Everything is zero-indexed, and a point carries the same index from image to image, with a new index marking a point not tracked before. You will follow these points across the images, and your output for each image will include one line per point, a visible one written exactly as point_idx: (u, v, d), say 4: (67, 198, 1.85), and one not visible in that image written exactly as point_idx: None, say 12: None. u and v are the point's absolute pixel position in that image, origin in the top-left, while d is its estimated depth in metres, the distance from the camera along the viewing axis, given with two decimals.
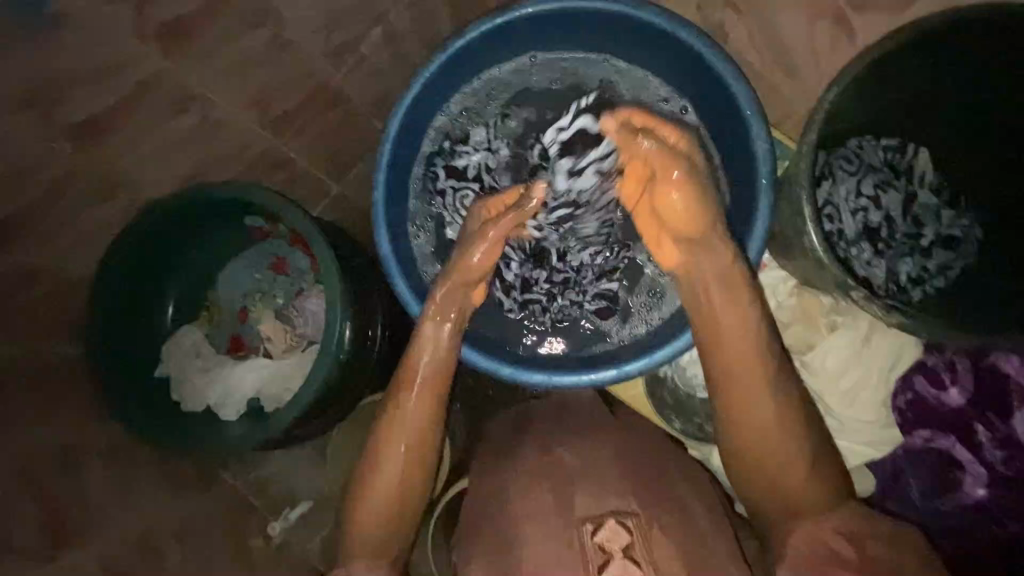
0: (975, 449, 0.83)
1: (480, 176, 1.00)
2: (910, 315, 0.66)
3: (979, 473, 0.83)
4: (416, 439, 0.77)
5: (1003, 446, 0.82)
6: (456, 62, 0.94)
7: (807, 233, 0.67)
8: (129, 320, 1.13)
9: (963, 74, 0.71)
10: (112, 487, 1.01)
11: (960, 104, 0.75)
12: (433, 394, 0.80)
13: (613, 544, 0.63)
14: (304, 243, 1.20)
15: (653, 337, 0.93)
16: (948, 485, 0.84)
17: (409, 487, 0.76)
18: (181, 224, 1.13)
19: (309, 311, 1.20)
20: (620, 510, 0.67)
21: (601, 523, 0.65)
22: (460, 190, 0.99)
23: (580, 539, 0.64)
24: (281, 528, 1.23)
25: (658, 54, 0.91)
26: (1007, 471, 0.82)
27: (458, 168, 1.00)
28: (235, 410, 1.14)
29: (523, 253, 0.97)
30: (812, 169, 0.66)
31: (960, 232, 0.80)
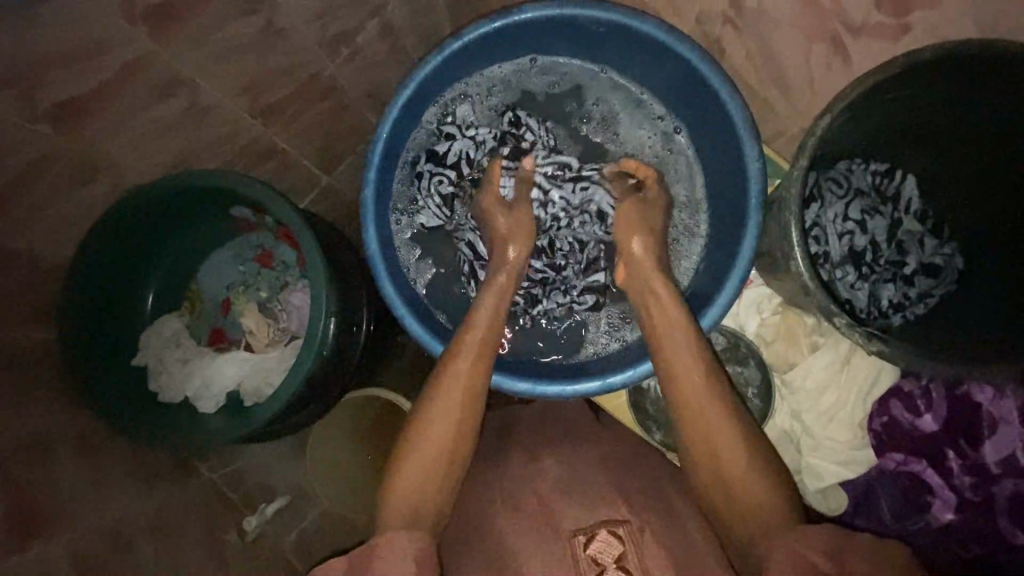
0: (945, 474, 0.84)
1: (458, 164, 0.98)
2: (892, 344, 0.65)
3: (948, 497, 0.84)
4: (463, 410, 0.75)
5: (973, 472, 0.82)
6: (454, 59, 0.92)
7: (794, 257, 0.67)
8: (107, 307, 1.11)
9: (959, 102, 0.68)
10: (87, 477, 0.99)
11: (953, 132, 0.73)
12: (479, 370, 0.78)
13: (606, 556, 0.64)
14: (292, 238, 1.17)
15: (624, 353, 0.93)
16: (919, 507, 0.85)
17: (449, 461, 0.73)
18: (171, 210, 1.11)
19: (294, 306, 1.17)
20: (610, 519, 0.68)
21: (592, 535, 0.65)
22: (437, 175, 0.98)
23: (573, 553, 0.65)
24: (257, 523, 1.20)
25: (657, 73, 0.92)
26: (975, 497, 0.83)
27: (439, 153, 0.98)
28: (213, 402, 1.12)
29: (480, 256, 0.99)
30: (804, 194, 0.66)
31: (942, 260, 0.82)
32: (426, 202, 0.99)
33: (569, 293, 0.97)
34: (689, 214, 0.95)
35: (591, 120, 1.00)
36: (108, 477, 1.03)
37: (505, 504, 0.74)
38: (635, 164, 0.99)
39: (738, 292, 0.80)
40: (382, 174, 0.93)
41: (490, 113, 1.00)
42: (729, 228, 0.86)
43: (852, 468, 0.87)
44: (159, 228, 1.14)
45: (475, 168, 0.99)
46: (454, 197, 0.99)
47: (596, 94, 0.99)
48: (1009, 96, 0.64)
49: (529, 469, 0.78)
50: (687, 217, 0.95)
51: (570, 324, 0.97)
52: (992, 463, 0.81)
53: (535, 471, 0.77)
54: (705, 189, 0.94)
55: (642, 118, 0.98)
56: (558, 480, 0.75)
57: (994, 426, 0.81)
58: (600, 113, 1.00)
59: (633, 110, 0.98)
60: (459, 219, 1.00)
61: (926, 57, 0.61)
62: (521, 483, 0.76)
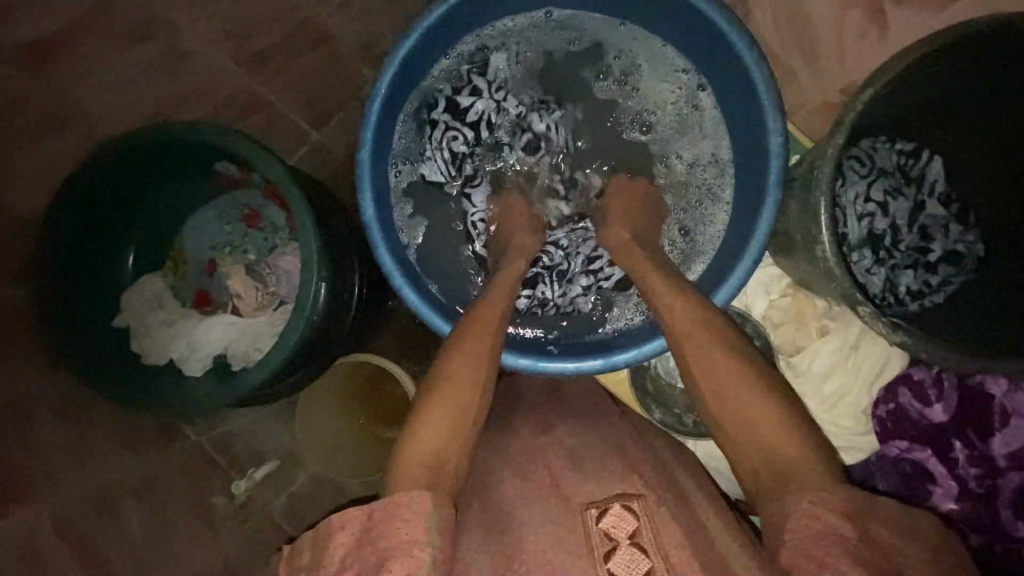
0: (950, 464, 0.83)
1: (478, 123, 0.93)
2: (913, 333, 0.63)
3: (950, 487, 0.83)
4: (478, 371, 0.71)
5: (979, 463, 0.82)
6: (461, 10, 0.86)
7: (820, 240, 0.64)
8: (84, 264, 1.05)
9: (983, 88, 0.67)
10: (69, 440, 0.97)
11: (976, 118, 0.72)
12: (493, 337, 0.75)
13: (619, 531, 0.63)
14: (279, 197, 1.09)
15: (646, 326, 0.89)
16: (920, 496, 0.83)
17: (465, 420, 0.67)
18: (153, 162, 1.04)
19: (283, 270, 1.12)
20: (625, 493, 0.67)
21: (605, 509, 0.65)
22: (452, 129, 0.92)
23: (585, 525, 0.65)
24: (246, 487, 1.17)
25: (679, 30, 0.86)
26: (979, 489, 0.82)
27: (461, 106, 0.92)
28: (200, 366, 1.08)
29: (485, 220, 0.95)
30: (835, 175, 0.63)
31: (965, 247, 0.78)
32: (444, 162, 0.94)
33: (587, 268, 0.95)
34: (705, 171, 0.91)
35: (609, 75, 0.94)
36: (92, 440, 1.00)
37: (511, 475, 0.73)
38: (654, 120, 0.94)
39: (752, 272, 0.78)
40: (381, 132, 0.87)
41: (507, 68, 0.94)
42: (744, 204, 0.83)
43: (851, 453, 0.87)
44: (138, 182, 1.07)
45: (493, 131, 0.94)
46: (473, 162, 0.95)
47: (617, 47, 0.93)
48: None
49: (533, 441, 0.76)
50: (713, 178, 0.90)
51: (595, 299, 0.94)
52: (998, 456, 0.82)
53: (540, 443, 0.76)
54: (731, 154, 0.89)
55: (665, 72, 0.91)
56: (564, 453, 0.74)
57: (1005, 418, 0.81)
58: (623, 69, 0.93)
59: (656, 63, 0.92)
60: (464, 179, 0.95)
61: (942, 44, 0.59)
62: (526, 455, 0.75)
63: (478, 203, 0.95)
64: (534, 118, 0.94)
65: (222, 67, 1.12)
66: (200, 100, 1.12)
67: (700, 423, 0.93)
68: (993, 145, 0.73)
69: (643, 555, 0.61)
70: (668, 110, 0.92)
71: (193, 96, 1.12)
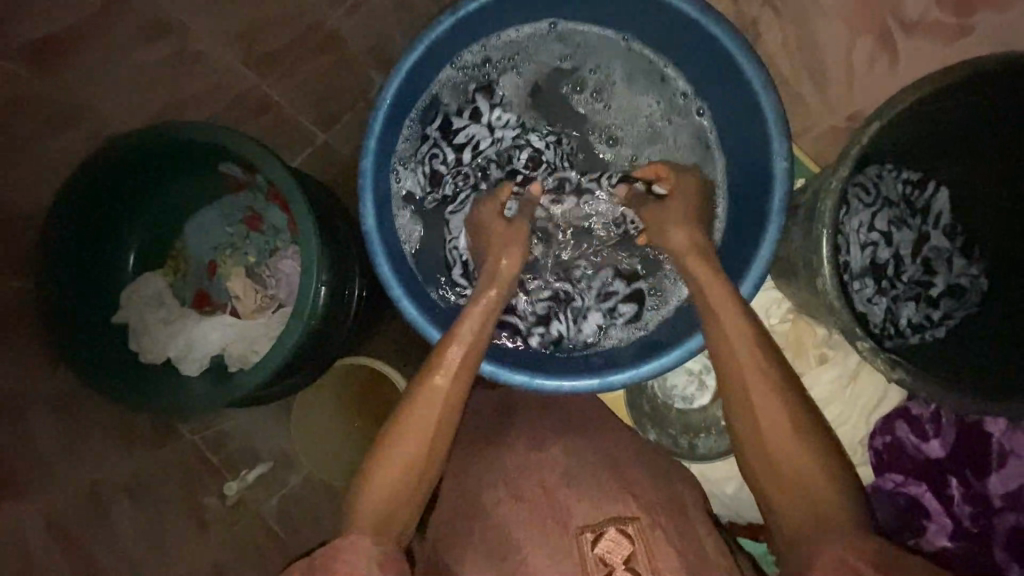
0: (945, 501, 0.82)
1: (465, 145, 0.93)
2: (915, 371, 0.62)
3: (944, 524, 0.81)
4: (444, 415, 0.70)
5: (973, 503, 0.81)
6: (465, 24, 0.85)
7: (822, 272, 0.63)
8: (84, 258, 1.05)
9: (990, 126, 0.67)
10: (66, 437, 0.97)
11: (981, 152, 0.72)
12: (465, 375, 0.72)
13: (614, 557, 0.64)
14: (282, 200, 1.09)
15: (653, 342, 0.87)
16: (911, 531, 0.82)
17: (426, 461, 0.68)
18: (155, 160, 1.04)
19: (283, 273, 1.12)
20: (621, 517, 0.68)
21: (601, 533, 0.66)
22: (440, 146, 0.92)
23: (581, 549, 0.66)
24: (238, 488, 1.17)
25: (683, 52, 0.86)
26: (973, 528, 0.81)
27: (453, 127, 0.92)
28: (196, 366, 1.08)
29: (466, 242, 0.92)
30: (839, 206, 0.63)
31: (968, 282, 0.77)
32: (424, 183, 0.93)
33: (598, 302, 0.93)
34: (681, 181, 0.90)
35: (584, 87, 0.94)
36: (84, 437, 1.00)
37: (507, 492, 0.73)
38: (618, 132, 0.94)
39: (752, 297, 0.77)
40: (384, 141, 0.86)
41: (508, 87, 0.94)
42: (745, 231, 0.82)
43: None
44: (140, 180, 1.07)
45: (479, 156, 0.93)
46: (459, 184, 0.93)
47: (595, 61, 0.93)
48: None
49: (529, 459, 0.76)
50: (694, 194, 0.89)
51: (596, 317, 0.92)
52: (995, 496, 0.80)
53: (536, 461, 0.76)
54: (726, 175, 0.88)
55: (651, 87, 0.92)
56: (560, 472, 0.74)
57: (1002, 460, 0.80)
58: (615, 87, 0.93)
59: (638, 80, 0.92)
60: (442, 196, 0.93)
61: (954, 80, 0.59)
62: (521, 472, 0.75)
63: (456, 233, 0.93)
64: (529, 141, 0.93)
65: (231, 69, 1.12)
66: (207, 101, 1.12)
67: (695, 444, 0.93)
68: (998, 175, 0.73)
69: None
70: (639, 122, 0.93)
71: (201, 96, 1.12)
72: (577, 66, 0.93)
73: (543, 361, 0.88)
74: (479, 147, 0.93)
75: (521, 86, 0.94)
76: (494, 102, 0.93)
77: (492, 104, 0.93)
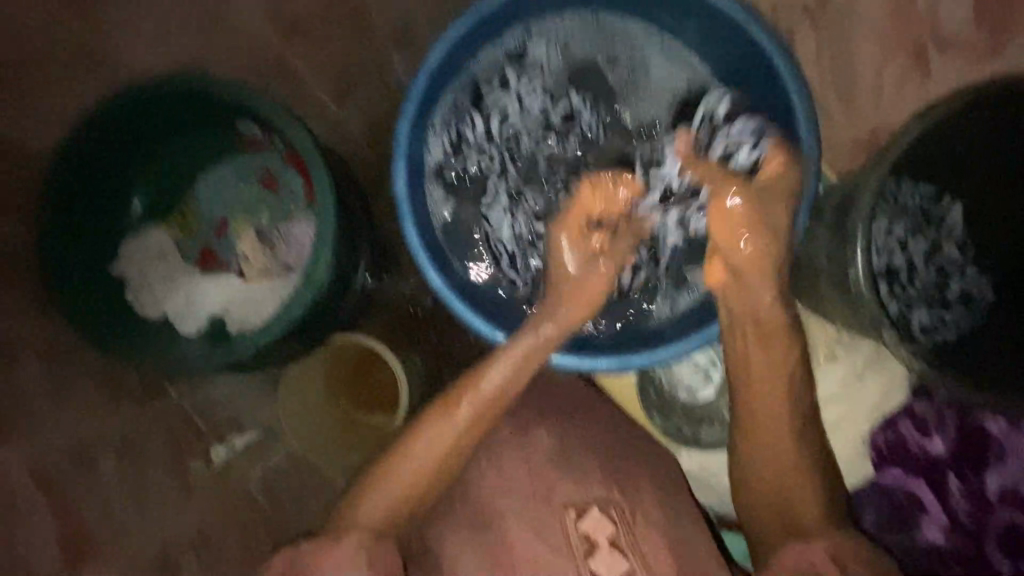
0: (942, 496, 0.86)
1: (496, 116, 0.93)
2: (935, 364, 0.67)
3: (939, 517, 0.85)
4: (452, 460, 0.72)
5: (969, 497, 0.85)
6: (512, 2, 0.87)
7: (853, 263, 0.67)
8: (86, 205, 1.02)
9: (988, 141, 0.73)
10: (51, 380, 0.94)
11: (989, 165, 0.76)
12: (498, 409, 0.74)
13: (598, 534, 0.68)
14: (299, 163, 1.08)
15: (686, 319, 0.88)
16: (907, 524, 0.86)
17: (452, 461, 0.72)
18: (174, 108, 1.02)
19: (295, 238, 1.09)
20: (606, 499, 0.70)
21: (587, 511, 0.69)
22: (471, 117, 0.93)
23: (566, 527, 0.68)
24: (225, 456, 1.13)
25: (718, 50, 0.89)
26: (968, 521, 0.85)
27: (484, 99, 0.93)
28: (194, 326, 1.05)
29: (507, 196, 0.94)
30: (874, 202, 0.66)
31: (976, 290, 0.80)
32: (450, 154, 0.93)
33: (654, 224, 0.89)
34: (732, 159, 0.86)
35: (617, 67, 0.95)
36: (71, 386, 0.97)
37: (488, 463, 0.75)
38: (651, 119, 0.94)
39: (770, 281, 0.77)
40: (424, 107, 0.87)
41: (541, 60, 0.94)
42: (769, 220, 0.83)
43: (850, 478, 0.89)
44: (151, 126, 1.04)
45: (506, 129, 0.94)
46: (488, 157, 0.94)
47: (630, 46, 0.95)
48: None
49: (518, 434, 0.77)
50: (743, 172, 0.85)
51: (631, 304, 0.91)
52: (990, 491, 0.84)
53: (525, 439, 0.76)
54: None
55: (685, 79, 0.94)
56: (547, 450, 0.75)
57: (1000, 456, 0.84)
58: (648, 76, 0.95)
59: (670, 70, 0.94)
60: (475, 169, 0.94)
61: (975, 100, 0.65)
62: (507, 449, 0.75)
63: (495, 223, 0.93)
64: (561, 112, 0.94)
65: (254, 28, 1.10)
66: (227, 57, 1.10)
67: (699, 434, 0.95)
68: (1008, 182, 0.77)
69: (622, 556, 0.67)
70: (669, 102, 0.94)
71: (223, 49, 1.10)
72: (612, 47, 0.95)
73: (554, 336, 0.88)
74: (506, 116, 0.94)
75: (553, 65, 0.95)
76: (522, 76, 0.93)
77: (520, 77, 0.93)
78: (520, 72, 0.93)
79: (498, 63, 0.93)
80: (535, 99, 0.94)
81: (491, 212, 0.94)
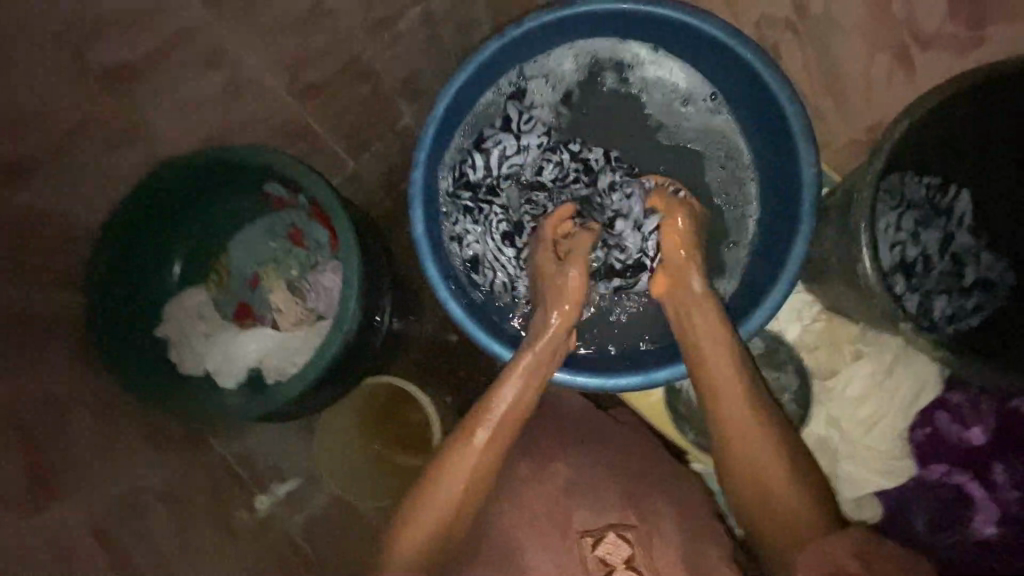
0: (990, 488, 0.83)
1: (498, 155, 0.97)
2: (957, 350, 0.67)
3: (990, 511, 0.83)
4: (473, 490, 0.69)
5: (1019, 487, 0.82)
6: (510, 45, 0.91)
7: (862, 261, 0.68)
8: (134, 273, 1.11)
9: (981, 128, 0.73)
10: (99, 443, 0.98)
11: (981, 149, 0.76)
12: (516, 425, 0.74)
13: (614, 558, 0.66)
14: (323, 215, 1.15)
15: None
16: (957, 519, 0.85)
17: (476, 490, 0.70)
18: (205, 179, 1.10)
19: (322, 286, 1.15)
20: (620, 523, 0.70)
21: (601, 537, 0.68)
22: (473, 156, 0.97)
23: (583, 554, 0.68)
24: (268, 503, 1.18)
25: (709, 65, 0.91)
26: (1021, 512, 0.82)
27: (485, 137, 0.97)
28: (234, 378, 1.10)
29: (505, 223, 0.97)
30: (875, 196, 0.67)
31: (996, 275, 0.80)
32: (459, 192, 0.97)
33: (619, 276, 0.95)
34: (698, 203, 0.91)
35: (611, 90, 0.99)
36: (121, 444, 1.01)
37: (511, 503, 0.74)
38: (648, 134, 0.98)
39: (787, 295, 0.79)
40: (433, 153, 0.91)
41: (538, 96, 0.99)
42: (776, 222, 0.87)
43: (888, 477, 0.88)
44: (186, 196, 1.12)
45: (506, 164, 0.98)
46: (491, 191, 0.97)
47: (622, 70, 0.98)
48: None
49: (536, 471, 0.77)
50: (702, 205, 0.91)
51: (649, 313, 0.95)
52: None
53: (542, 473, 0.77)
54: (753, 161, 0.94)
55: (676, 93, 0.97)
56: (562, 482, 0.75)
57: None
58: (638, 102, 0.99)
59: (663, 81, 0.97)
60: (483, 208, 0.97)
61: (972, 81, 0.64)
62: (532, 482, 0.76)
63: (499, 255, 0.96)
64: (554, 149, 0.97)
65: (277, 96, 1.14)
66: (251, 125, 1.14)
67: None
68: (1006, 165, 0.77)
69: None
70: (660, 116, 0.98)
71: (248, 120, 1.13)
72: (604, 73, 0.98)
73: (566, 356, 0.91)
74: (506, 150, 0.97)
75: (547, 95, 0.99)
76: (519, 111, 0.97)
77: (517, 112, 0.97)
78: (516, 107, 0.98)
79: (494, 103, 0.97)
80: (530, 131, 0.98)
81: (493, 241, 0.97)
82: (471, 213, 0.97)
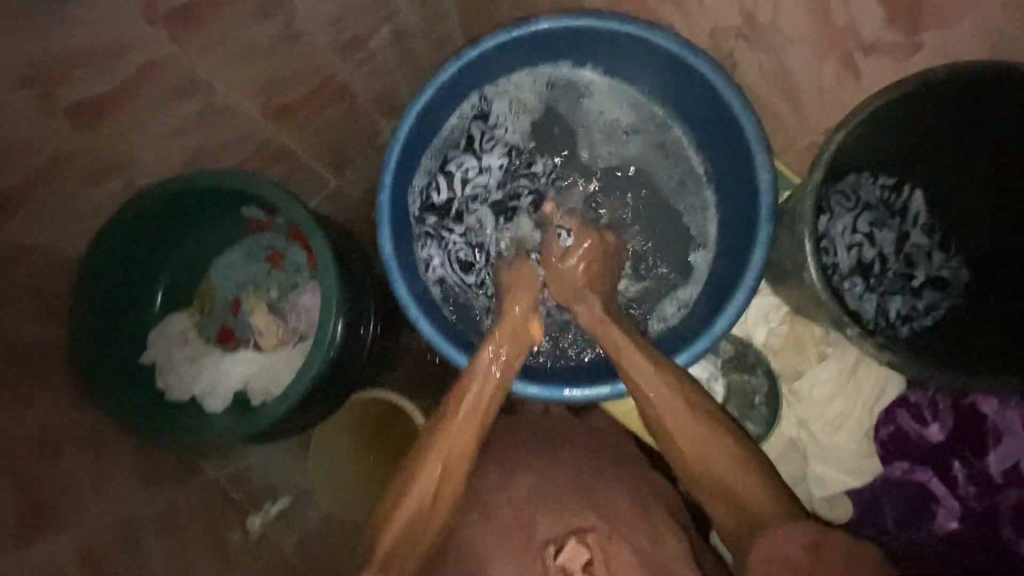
0: (951, 484, 0.87)
1: (463, 178, 1.00)
2: (901, 353, 0.73)
3: (953, 507, 0.86)
4: (452, 478, 0.77)
5: (977, 482, 0.86)
6: (470, 68, 0.94)
7: (807, 267, 0.75)
8: (119, 304, 1.12)
9: (947, 127, 0.75)
10: (92, 471, 0.99)
11: (953, 147, 0.78)
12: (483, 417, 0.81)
13: (574, 563, 0.67)
14: (302, 238, 1.18)
15: (667, 338, 0.94)
16: (922, 516, 0.88)
17: (457, 480, 0.78)
18: (185, 208, 1.12)
19: (303, 306, 1.17)
20: (581, 528, 0.71)
21: (562, 544, 0.69)
22: (437, 179, 1.00)
23: (545, 561, 0.69)
24: (260, 523, 1.18)
25: (664, 79, 0.94)
26: (980, 507, 0.85)
27: (449, 162, 1.00)
28: (221, 402, 1.12)
29: (470, 245, 1.00)
30: (816, 203, 0.74)
31: (950, 274, 0.84)
32: (425, 215, 1.00)
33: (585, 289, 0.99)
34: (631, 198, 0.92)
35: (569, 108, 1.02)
36: (113, 472, 1.02)
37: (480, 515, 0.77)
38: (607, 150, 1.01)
39: (748, 302, 0.83)
40: (400, 177, 0.94)
41: (501, 116, 1.01)
42: (735, 233, 0.90)
43: (857, 476, 0.90)
44: (166, 225, 1.13)
45: (470, 185, 1.01)
46: (458, 213, 1.00)
47: (579, 88, 1.00)
48: (993, 119, 0.71)
49: (502, 478, 0.79)
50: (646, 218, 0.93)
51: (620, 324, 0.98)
52: (997, 474, 0.85)
53: (508, 480, 0.79)
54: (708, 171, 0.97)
55: (631, 108, 1.00)
56: (525, 489, 0.76)
57: (998, 437, 0.84)
58: (596, 119, 1.01)
59: (619, 98, 1.00)
60: (449, 230, 1.00)
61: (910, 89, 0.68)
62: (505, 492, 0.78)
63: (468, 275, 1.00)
64: (516, 169, 1.01)
65: (252, 123, 1.09)
66: (231, 150, 1.11)
67: None
68: (976, 165, 0.78)
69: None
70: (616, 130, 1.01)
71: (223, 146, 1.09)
72: (561, 92, 1.01)
73: (538, 368, 0.95)
74: (469, 173, 1.00)
75: (507, 115, 1.01)
76: (480, 134, 1.01)
77: (478, 134, 1.00)
78: (477, 130, 1.01)
79: (456, 126, 1.00)
80: (489, 152, 1.01)
81: (461, 262, 1.00)
82: (435, 235, 0.99)
